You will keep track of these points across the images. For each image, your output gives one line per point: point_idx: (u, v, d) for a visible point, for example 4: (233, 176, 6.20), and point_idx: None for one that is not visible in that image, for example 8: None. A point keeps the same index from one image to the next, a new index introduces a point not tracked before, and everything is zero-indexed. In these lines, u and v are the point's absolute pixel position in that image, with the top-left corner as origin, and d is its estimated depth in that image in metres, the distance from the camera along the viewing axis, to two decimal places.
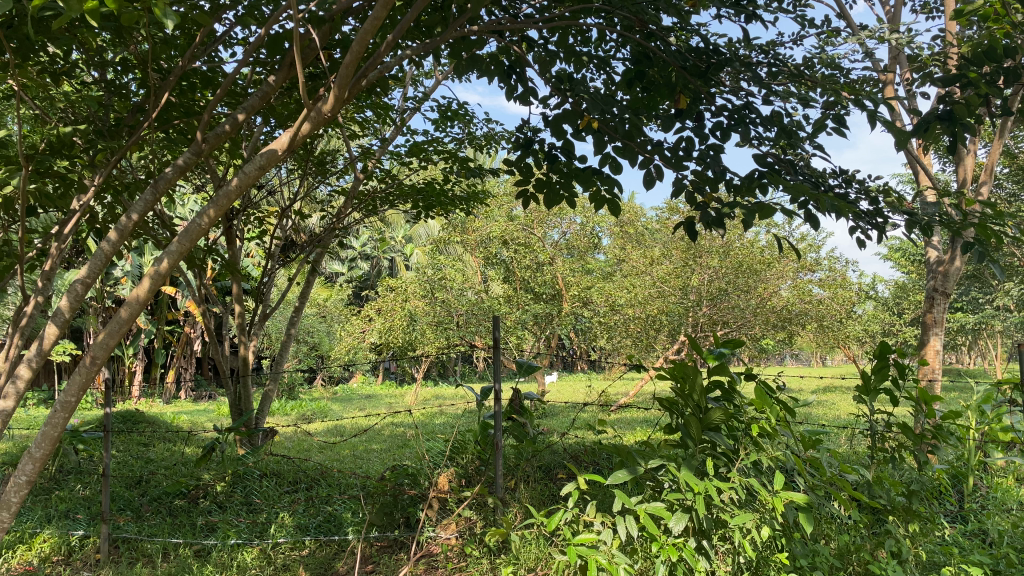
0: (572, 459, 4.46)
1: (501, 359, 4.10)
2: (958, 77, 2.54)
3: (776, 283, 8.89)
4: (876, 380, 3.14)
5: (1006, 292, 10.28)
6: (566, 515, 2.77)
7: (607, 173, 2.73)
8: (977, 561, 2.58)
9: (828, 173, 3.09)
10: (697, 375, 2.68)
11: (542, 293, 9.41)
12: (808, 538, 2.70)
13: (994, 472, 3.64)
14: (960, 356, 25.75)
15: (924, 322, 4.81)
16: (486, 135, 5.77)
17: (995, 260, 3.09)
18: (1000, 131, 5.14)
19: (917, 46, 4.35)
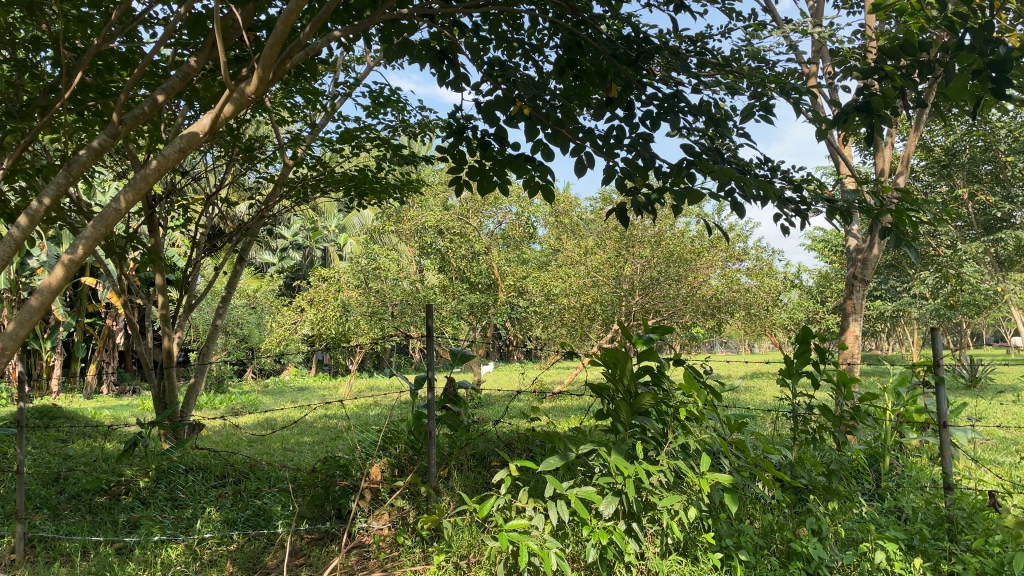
0: (504, 447, 4.47)
1: (433, 347, 4.05)
2: (876, 69, 2.55)
3: (707, 272, 9.13)
4: (798, 364, 3.20)
5: (922, 280, 10.69)
6: (498, 501, 2.76)
7: (540, 161, 2.70)
8: (893, 537, 2.64)
9: (756, 162, 3.12)
10: (628, 360, 2.68)
11: (477, 283, 9.47)
12: (733, 519, 2.75)
13: (909, 452, 3.77)
14: (880, 341, 26.82)
15: (844, 308, 4.95)
16: (419, 121, 5.68)
17: (912, 246, 3.17)
18: (916, 123, 5.32)
19: (838, 39, 4.46)
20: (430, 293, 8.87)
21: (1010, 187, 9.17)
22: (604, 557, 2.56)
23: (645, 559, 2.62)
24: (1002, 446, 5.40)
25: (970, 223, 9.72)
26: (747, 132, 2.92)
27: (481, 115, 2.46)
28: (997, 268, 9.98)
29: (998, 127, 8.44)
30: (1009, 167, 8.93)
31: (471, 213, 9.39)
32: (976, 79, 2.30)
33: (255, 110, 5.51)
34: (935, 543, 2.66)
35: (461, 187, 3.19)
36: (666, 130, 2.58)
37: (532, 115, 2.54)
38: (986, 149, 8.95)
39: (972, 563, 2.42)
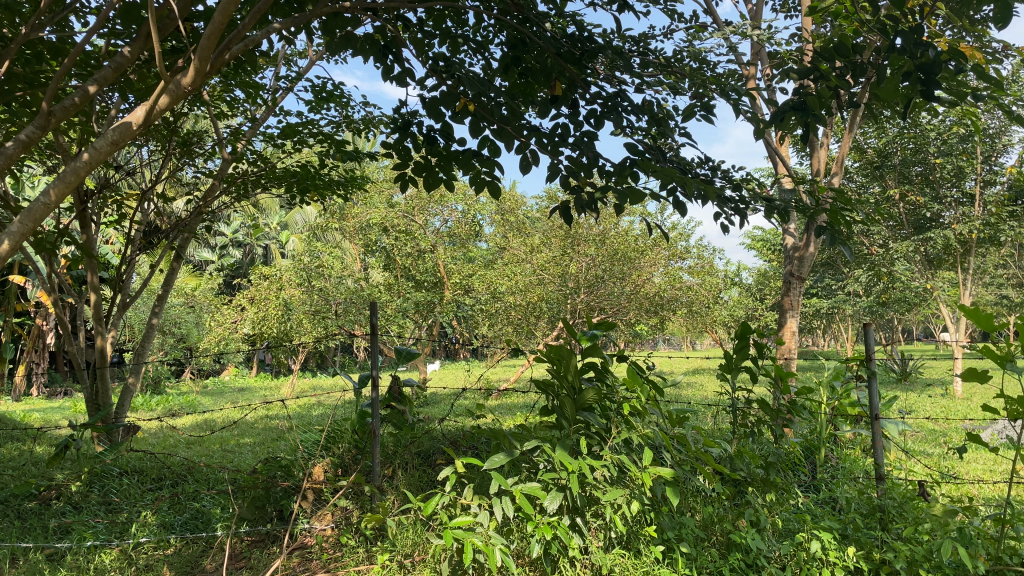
0: (449, 445, 4.45)
1: (377, 345, 4.00)
2: (812, 69, 2.60)
3: (650, 270, 9.26)
4: (737, 359, 3.25)
5: (855, 278, 11.02)
6: (442, 499, 2.74)
7: (485, 158, 2.69)
8: (827, 526, 2.71)
9: (697, 162, 3.18)
10: (573, 357, 2.68)
11: (423, 281, 9.23)
12: (674, 511, 2.79)
13: (844, 444, 3.88)
14: (817, 338, 27.54)
15: (781, 305, 5.07)
16: (363, 117, 5.61)
17: (846, 243, 3.26)
18: (849, 124, 5.49)
19: (776, 41, 4.56)
20: (375, 290, 8.76)
21: (939, 187, 9.53)
22: (549, 552, 2.57)
23: (588, 553, 2.63)
24: (930, 438, 5.60)
25: (901, 223, 10.07)
26: (687, 132, 2.97)
27: (424, 111, 2.43)
28: (926, 266, 10.35)
29: (928, 130, 8.76)
30: (938, 169, 9.28)
31: (417, 210, 9.34)
32: (906, 82, 2.38)
33: (193, 104, 5.36)
34: (868, 532, 2.74)
35: (407, 183, 3.16)
36: (609, 129, 2.61)
37: (477, 111, 2.53)
38: (916, 152, 9.29)
39: (903, 551, 2.50)
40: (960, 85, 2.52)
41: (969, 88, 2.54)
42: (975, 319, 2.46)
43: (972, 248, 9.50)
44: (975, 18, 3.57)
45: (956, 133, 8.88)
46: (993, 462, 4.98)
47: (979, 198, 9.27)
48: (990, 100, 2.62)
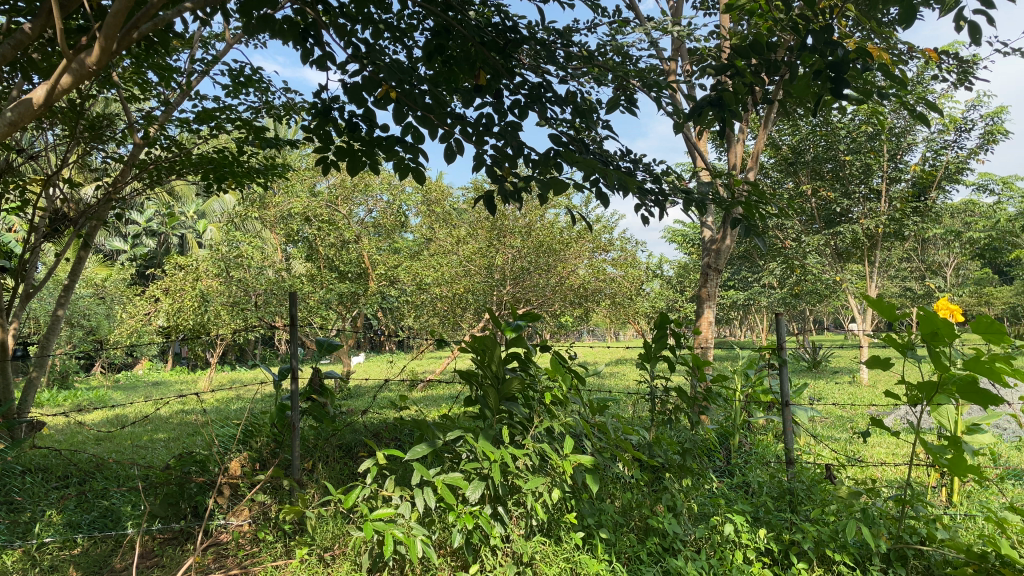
0: (371, 436, 4.40)
1: (297, 336, 3.90)
2: (728, 65, 2.63)
3: (575, 262, 9.45)
4: (655, 348, 3.29)
5: (770, 271, 11.39)
6: (363, 490, 2.68)
7: (408, 145, 2.64)
8: (739, 509, 2.78)
9: (618, 154, 3.23)
10: (497, 346, 2.65)
11: (347, 272, 9.02)
12: (594, 498, 2.81)
13: (757, 430, 4.01)
14: (734, 329, 28.40)
15: (700, 295, 5.17)
16: (283, 103, 5.46)
17: (761, 235, 3.34)
18: (765, 121, 5.65)
19: (695, 38, 4.64)
20: (296, 281, 8.55)
21: (848, 184, 9.94)
22: (470, 542, 2.55)
23: (509, 542, 2.62)
24: (838, 423, 5.85)
25: (813, 218, 10.46)
26: (610, 125, 3.00)
27: (346, 96, 2.36)
28: (836, 260, 10.79)
29: (838, 128, 9.11)
30: (847, 166, 9.65)
31: (341, 200, 9.16)
32: (818, 79, 2.43)
33: (101, 86, 5.10)
34: (777, 514, 2.83)
35: (328, 168, 3.08)
36: (534, 119, 2.61)
37: (401, 97, 2.48)
38: (827, 149, 9.65)
39: (810, 532, 2.60)
40: (865, 84, 2.62)
41: (874, 86, 2.64)
42: (878, 309, 2.57)
43: (878, 243, 9.95)
44: (882, 21, 3.71)
45: (865, 132, 9.27)
46: (896, 446, 5.23)
47: (886, 194, 9.73)
48: (895, 98, 2.73)
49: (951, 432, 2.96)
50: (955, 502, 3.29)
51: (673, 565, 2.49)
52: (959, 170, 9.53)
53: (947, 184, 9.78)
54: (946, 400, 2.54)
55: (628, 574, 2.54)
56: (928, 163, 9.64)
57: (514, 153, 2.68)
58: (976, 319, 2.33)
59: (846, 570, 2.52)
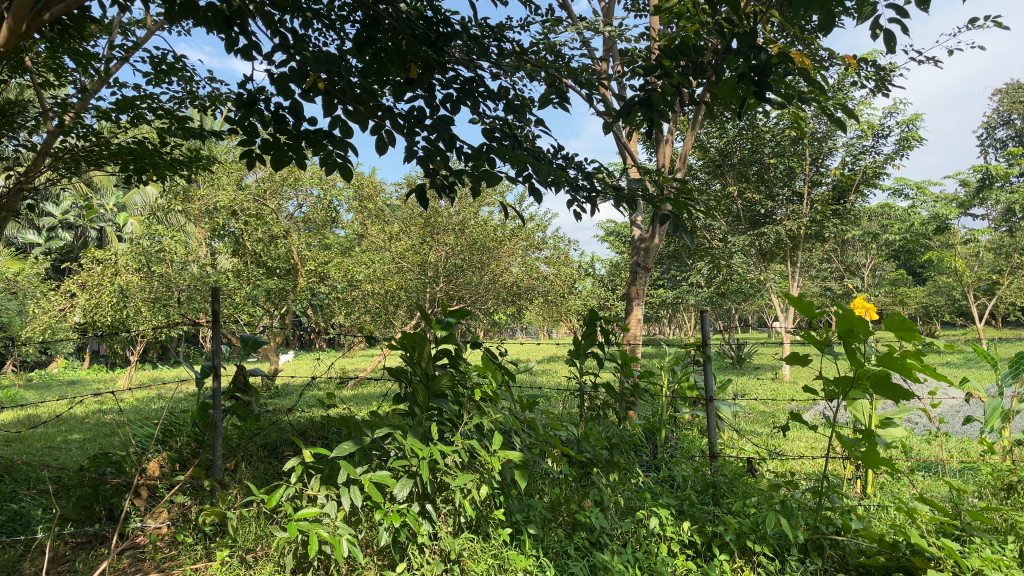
0: (297, 434, 4.30)
1: (220, 333, 3.75)
2: (657, 65, 2.66)
3: (508, 260, 9.49)
4: (584, 345, 3.28)
5: (698, 270, 11.64)
6: (287, 489, 2.59)
7: (337, 139, 2.58)
8: (665, 503, 2.80)
9: (551, 151, 3.24)
10: (428, 342, 2.59)
11: (275, 268, 8.82)
12: (522, 494, 2.80)
13: (682, 426, 4.08)
14: (663, 329, 29.00)
15: (629, 293, 5.21)
16: (209, 93, 5.28)
17: (689, 233, 3.38)
18: (693, 123, 5.74)
19: (626, 38, 4.70)
20: (221, 277, 8.30)
21: (772, 186, 10.23)
22: (397, 540, 2.50)
23: (437, 540, 2.58)
24: (760, 419, 6.00)
25: (739, 219, 10.73)
26: (542, 122, 3.01)
27: (273, 87, 2.28)
28: (760, 260, 11.09)
29: (764, 132, 9.38)
30: (772, 169, 9.93)
31: (269, 194, 8.95)
32: (743, 82, 2.46)
33: (13, 71, 4.82)
34: (701, 507, 2.88)
35: (253, 161, 2.98)
36: (467, 114, 2.59)
37: (330, 88, 2.41)
38: (753, 152, 9.90)
39: (732, 524, 2.66)
40: (787, 87, 2.69)
41: (796, 91, 2.71)
42: (797, 308, 2.63)
43: (800, 243, 10.28)
44: (804, 28, 3.82)
45: (789, 136, 9.57)
46: (814, 440, 5.40)
47: (807, 197, 10.06)
48: (815, 102, 2.81)
49: (866, 426, 3.06)
50: (869, 493, 3.41)
51: (600, 559, 2.50)
52: (876, 175, 9.93)
53: (865, 188, 10.18)
54: (860, 395, 2.63)
55: (555, 569, 2.54)
56: (847, 167, 10.02)
57: (445, 147, 2.65)
58: (889, 317, 2.41)
59: (766, 561, 2.57)
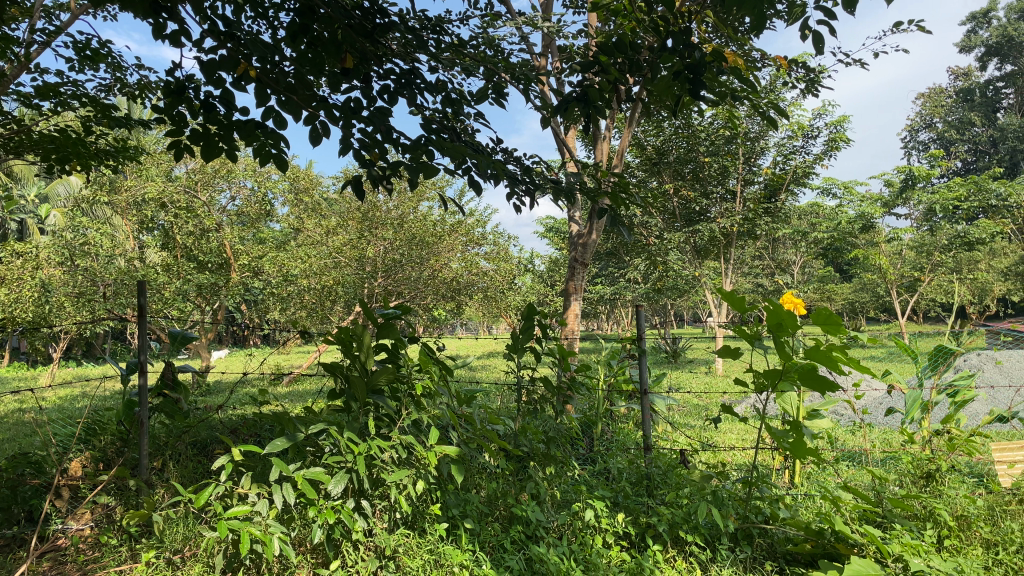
0: (228, 432, 4.18)
1: (146, 328, 3.61)
2: (594, 60, 2.65)
3: (448, 256, 9.46)
4: (522, 339, 3.24)
5: (635, 267, 11.80)
6: (217, 487, 2.48)
7: (271, 130, 2.50)
8: (601, 495, 2.81)
9: (490, 146, 3.22)
10: (365, 336, 2.52)
11: (207, 262, 8.57)
12: (460, 488, 2.76)
13: (618, 419, 4.12)
14: (601, 324, 29.36)
15: (567, 288, 5.22)
16: (138, 81, 5.10)
17: (625, 228, 3.39)
18: (630, 120, 5.80)
19: (564, 35, 4.71)
20: (150, 271, 8.04)
21: (707, 185, 10.42)
22: (331, 538, 2.44)
23: (371, 536, 2.52)
24: (693, 412, 6.13)
25: (674, 216, 10.91)
26: (481, 116, 3.00)
27: (202, 74, 2.20)
28: (695, 257, 11.30)
29: (699, 131, 9.56)
30: (706, 167, 10.11)
31: (200, 186, 8.70)
32: (677, 80, 2.47)
33: None
34: (636, 498, 2.90)
35: (183, 152, 2.86)
36: (405, 106, 2.55)
37: (264, 77, 2.33)
38: (688, 151, 10.02)
39: (665, 515, 2.69)
40: (720, 86, 2.73)
41: (729, 90, 2.74)
42: (729, 303, 2.67)
43: (733, 241, 10.52)
44: (738, 29, 3.88)
45: (723, 136, 9.77)
46: (744, 432, 5.54)
47: (740, 196, 10.33)
48: (747, 101, 2.86)
49: (794, 417, 3.13)
50: (796, 483, 3.49)
51: (535, 552, 2.49)
52: (805, 174, 10.24)
53: (795, 187, 10.47)
54: (788, 387, 2.69)
55: (491, 563, 2.51)
56: (779, 167, 10.29)
57: (382, 139, 2.60)
58: (817, 312, 2.47)
59: (697, 550, 2.62)
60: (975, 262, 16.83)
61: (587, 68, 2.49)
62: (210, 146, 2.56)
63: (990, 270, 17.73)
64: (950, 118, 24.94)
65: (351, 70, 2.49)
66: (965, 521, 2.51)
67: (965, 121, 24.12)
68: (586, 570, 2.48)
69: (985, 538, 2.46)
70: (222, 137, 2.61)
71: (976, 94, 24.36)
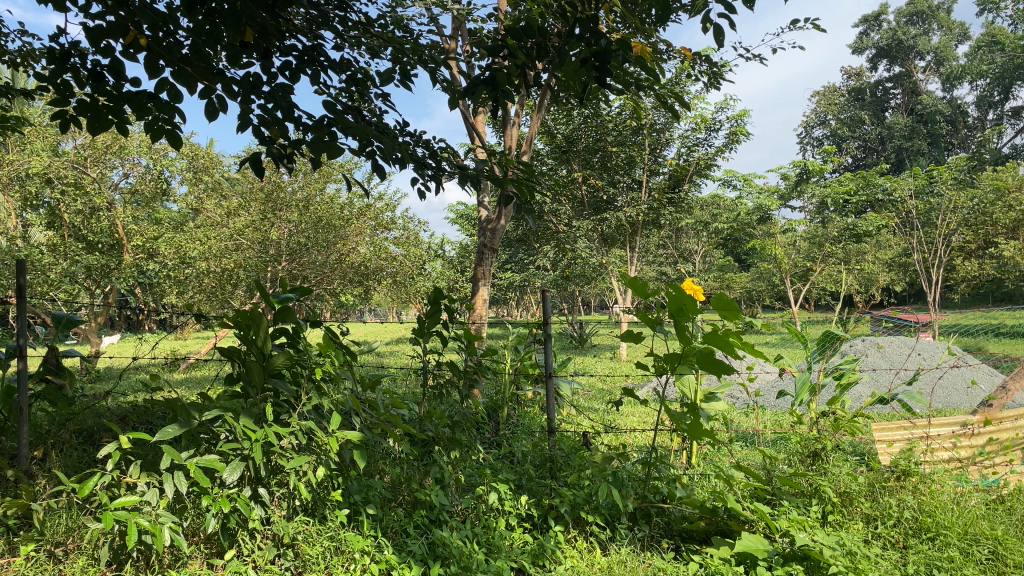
0: (117, 419, 3.94)
1: (25, 309, 3.32)
2: (501, 44, 2.61)
3: (355, 240, 9.29)
4: (428, 324, 3.15)
5: (545, 254, 11.90)
6: (101, 477, 2.29)
7: (164, 102, 2.33)
8: (505, 478, 2.79)
9: (396, 128, 3.15)
10: (264, 319, 2.38)
11: (97, 243, 8.09)
12: (363, 475, 2.68)
13: (525, 402, 4.11)
14: (511, 311, 29.58)
15: (475, 273, 5.16)
16: (20, 46, 4.72)
17: (532, 213, 3.37)
18: (539, 106, 5.79)
19: (474, 18, 4.64)
20: (32, 251, 7.51)
21: (614, 174, 10.57)
22: (226, 527, 2.31)
23: (269, 524, 2.41)
24: (597, 396, 6.23)
25: (583, 204, 11.03)
26: (387, 97, 2.92)
27: (87, 40, 2.04)
28: (602, 245, 11.47)
29: (607, 121, 9.69)
30: (614, 157, 10.27)
31: (90, 162, 8.32)
32: (584, 66, 2.45)
33: None
34: (539, 480, 2.90)
35: (69, 123, 2.66)
36: (307, 83, 2.45)
37: (155, 46, 2.18)
38: (597, 140, 10.12)
39: (567, 497, 2.71)
40: (627, 76, 2.73)
41: (634, 79, 2.75)
42: (632, 289, 2.69)
43: (639, 229, 10.75)
44: (645, 20, 3.91)
45: (630, 126, 9.94)
46: (646, 415, 5.67)
47: (646, 186, 10.55)
48: (651, 90, 2.89)
49: (693, 400, 3.20)
50: (694, 464, 3.58)
51: (438, 536, 2.44)
52: (707, 166, 10.55)
53: (698, 178, 10.77)
54: (687, 371, 2.75)
55: (393, 548, 2.46)
56: (682, 158, 10.55)
57: (285, 117, 2.49)
58: (715, 297, 2.53)
59: (597, 530, 2.66)
60: (863, 254, 17.82)
61: (496, 52, 2.45)
62: (99, 118, 2.37)
63: (874, 261, 18.79)
64: (842, 116, 26.25)
65: (250, 43, 2.37)
66: (847, 497, 2.63)
67: (856, 119, 25.41)
68: (488, 552, 2.48)
69: (866, 513, 2.60)
70: (112, 109, 2.42)
71: (866, 95, 25.76)
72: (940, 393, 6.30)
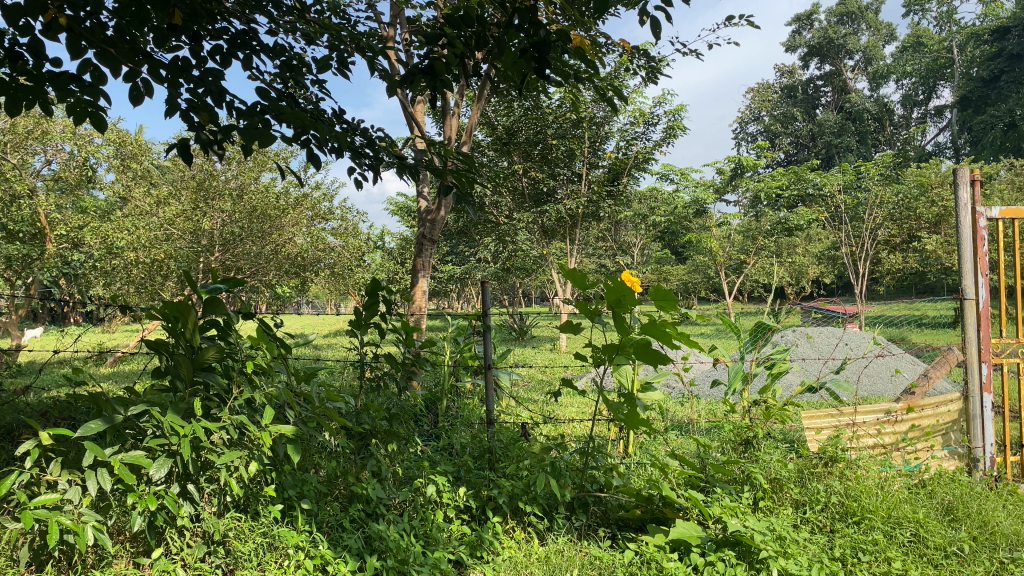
0: (37, 416, 3.75)
1: None
2: (438, 33, 2.55)
3: (292, 230, 9.10)
4: (366, 316, 3.08)
5: (485, 246, 11.86)
6: (18, 475, 2.16)
7: (87, 85, 2.21)
8: (443, 470, 2.75)
9: (332, 116, 3.08)
10: (192, 311, 2.28)
11: (18, 232, 7.40)
12: (297, 469, 2.61)
13: (463, 394, 4.07)
14: (452, 304, 29.41)
15: (415, 265, 5.10)
16: None
17: (472, 204, 3.32)
18: (480, 96, 5.73)
19: (413, 5, 4.54)
20: None
21: (555, 166, 10.59)
22: (154, 525, 2.22)
23: (199, 520, 2.33)
24: (537, 387, 6.27)
25: (524, 196, 11.01)
26: (323, 84, 2.85)
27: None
28: (543, 237, 11.49)
29: (548, 113, 9.69)
30: (554, 149, 10.29)
31: (10, 147, 7.76)
32: (523, 54, 2.41)
33: None
34: (478, 472, 2.87)
35: None
36: (239, 69, 2.36)
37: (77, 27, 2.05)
38: (538, 132, 10.10)
39: (506, 487, 2.69)
40: (566, 66, 2.70)
41: (573, 70, 2.72)
42: (571, 279, 2.68)
43: (579, 222, 10.81)
44: (586, 10, 3.89)
45: (570, 119, 9.98)
46: (584, 405, 5.71)
47: (586, 178, 10.62)
48: (589, 82, 2.87)
49: (631, 390, 3.22)
50: (631, 452, 3.60)
51: (375, 529, 2.40)
52: (646, 160, 10.68)
53: (637, 171, 10.89)
54: (625, 361, 2.76)
55: (328, 543, 2.40)
56: (622, 151, 10.65)
57: (216, 102, 2.40)
58: (653, 288, 2.53)
59: (535, 520, 2.66)
60: (794, 248, 18.30)
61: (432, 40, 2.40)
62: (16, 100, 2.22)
63: (804, 254, 19.34)
64: (776, 113, 26.90)
65: (180, 26, 2.26)
66: (778, 483, 2.69)
67: (789, 115, 26.25)
68: (426, 544, 2.45)
69: (795, 498, 2.66)
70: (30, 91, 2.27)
71: (798, 92, 26.68)
72: (867, 381, 6.53)
